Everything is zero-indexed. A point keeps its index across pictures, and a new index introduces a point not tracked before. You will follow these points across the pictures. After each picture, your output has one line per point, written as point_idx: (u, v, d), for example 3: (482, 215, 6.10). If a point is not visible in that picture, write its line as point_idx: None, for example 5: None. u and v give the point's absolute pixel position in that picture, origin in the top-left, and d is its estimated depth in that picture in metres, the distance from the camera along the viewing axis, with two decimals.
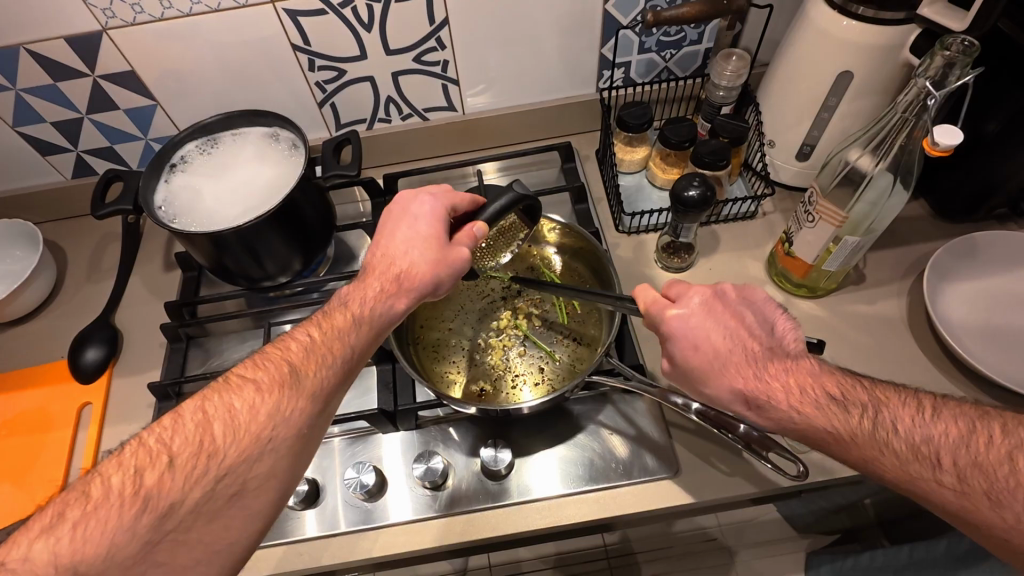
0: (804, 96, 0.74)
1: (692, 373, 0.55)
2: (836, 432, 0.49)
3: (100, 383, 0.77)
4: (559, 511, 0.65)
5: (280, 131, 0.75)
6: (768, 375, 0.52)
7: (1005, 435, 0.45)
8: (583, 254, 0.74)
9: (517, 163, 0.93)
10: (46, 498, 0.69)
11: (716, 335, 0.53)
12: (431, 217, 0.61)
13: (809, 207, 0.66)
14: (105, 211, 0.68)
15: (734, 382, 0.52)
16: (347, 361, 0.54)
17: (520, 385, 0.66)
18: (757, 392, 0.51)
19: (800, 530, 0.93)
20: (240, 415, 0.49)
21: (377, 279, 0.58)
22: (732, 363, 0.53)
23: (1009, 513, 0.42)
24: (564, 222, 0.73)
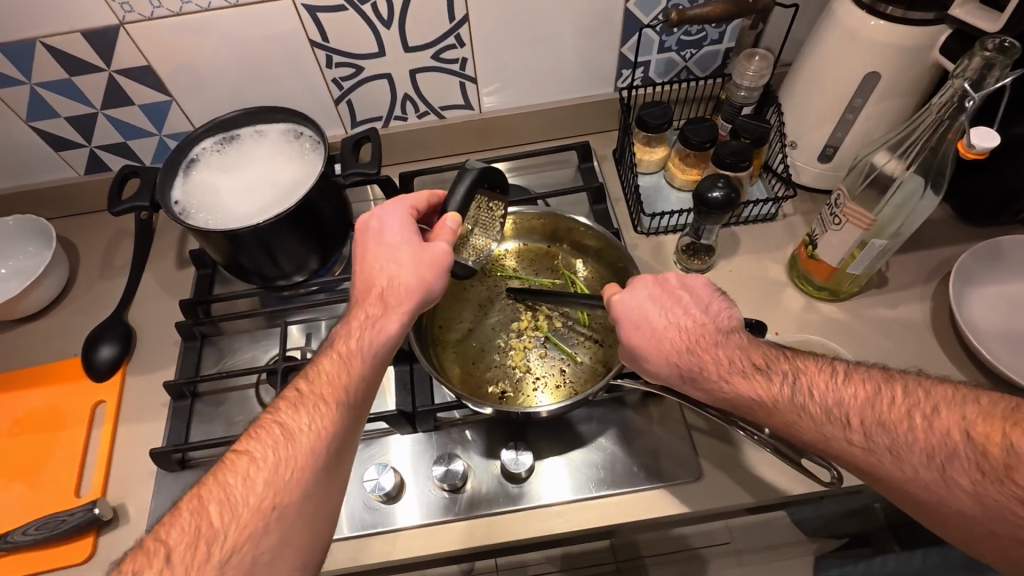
0: (829, 97, 0.73)
1: (634, 352, 0.57)
2: (760, 399, 0.51)
3: (114, 382, 0.76)
4: (584, 515, 0.64)
5: (301, 129, 0.74)
6: (700, 351, 0.54)
7: (907, 396, 0.47)
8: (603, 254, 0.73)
9: (532, 163, 0.93)
10: (57, 499, 0.68)
11: (656, 317, 0.56)
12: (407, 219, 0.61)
13: (836, 209, 0.65)
14: (122, 208, 0.68)
15: (667, 358, 0.55)
16: (342, 404, 0.53)
17: (541, 388, 0.65)
18: (684, 368, 0.54)
19: (809, 534, 0.89)
20: (235, 492, 0.47)
21: (364, 315, 0.57)
22: (666, 340, 0.55)
23: (909, 466, 0.44)
24: (594, 229, 0.70)
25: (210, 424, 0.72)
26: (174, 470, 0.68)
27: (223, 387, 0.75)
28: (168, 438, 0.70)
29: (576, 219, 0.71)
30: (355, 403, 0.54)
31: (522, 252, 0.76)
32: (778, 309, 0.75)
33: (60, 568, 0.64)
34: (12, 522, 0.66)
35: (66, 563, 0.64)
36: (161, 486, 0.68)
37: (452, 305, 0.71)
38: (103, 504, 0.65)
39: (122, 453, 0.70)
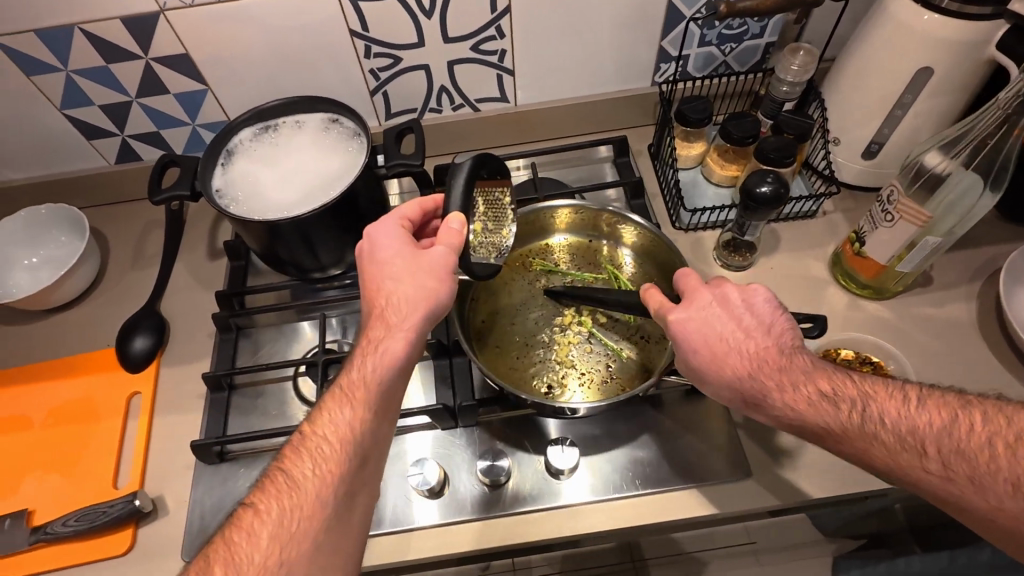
0: (877, 92, 0.72)
1: (694, 371, 0.56)
2: (829, 428, 0.50)
3: (148, 373, 0.75)
4: (631, 511, 0.64)
5: (341, 119, 0.72)
6: (763, 375, 0.53)
7: (987, 422, 0.45)
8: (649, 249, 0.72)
9: (567, 157, 0.92)
10: (94, 491, 0.67)
11: (715, 338, 0.55)
12: (401, 233, 0.61)
13: (888, 206, 0.65)
14: (163, 197, 0.67)
15: (729, 382, 0.54)
16: (348, 445, 0.52)
17: (588, 384, 0.65)
18: (749, 394, 0.53)
19: (828, 534, 0.90)
20: (240, 550, 0.46)
21: (366, 352, 0.56)
22: (728, 362, 0.54)
23: (994, 497, 0.43)
24: (644, 227, 0.69)
25: (248, 417, 0.72)
26: (213, 462, 0.67)
27: (260, 379, 0.74)
28: (207, 430, 0.69)
29: (619, 213, 0.69)
30: (363, 438, 0.52)
31: (565, 247, 0.75)
32: (821, 307, 0.74)
33: (101, 559, 0.63)
34: (51, 513, 0.66)
35: (107, 554, 0.63)
36: (201, 478, 0.67)
37: (494, 300, 0.71)
38: (143, 496, 0.64)
39: (159, 445, 0.70)
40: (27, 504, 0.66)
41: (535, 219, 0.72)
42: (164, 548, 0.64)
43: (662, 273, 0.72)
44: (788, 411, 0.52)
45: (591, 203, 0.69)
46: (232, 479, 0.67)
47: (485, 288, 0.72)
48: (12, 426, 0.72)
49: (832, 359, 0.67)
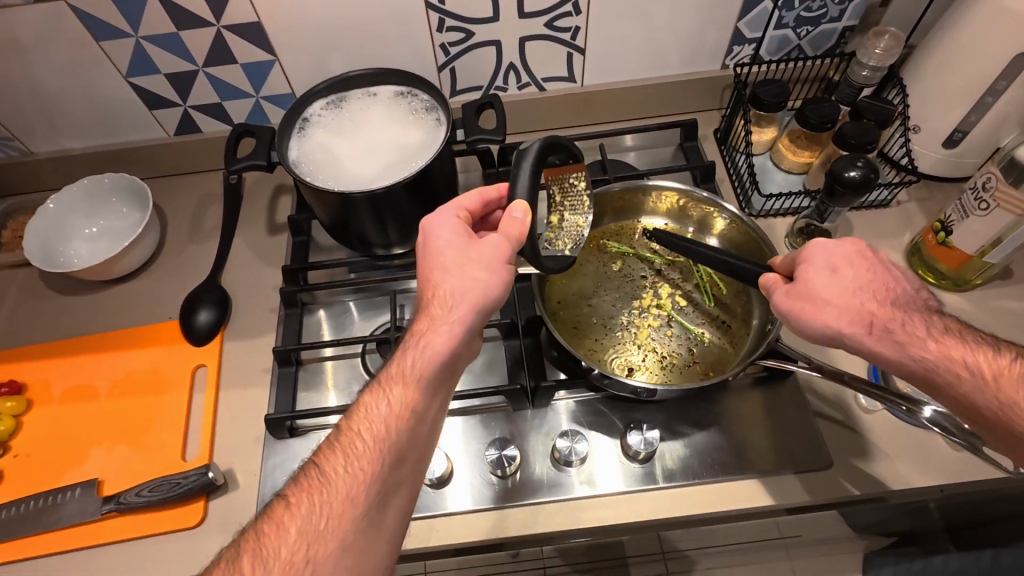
0: (968, 79, 0.70)
1: (822, 294, 0.53)
2: (980, 366, 0.49)
3: (213, 346, 0.74)
4: (709, 499, 0.63)
5: (415, 92, 0.71)
6: (908, 313, 0.52)
7: None
8: (729, 236, 0.71)
9: (631, 141, 0.90)
10: (162, 463, 0.66)
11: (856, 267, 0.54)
12: (460, 224, 0.56)
13: (984, 193, 0.63)
14: (239, 166, 0.66)
15: (860, 307, 0.52)
16: (384, 447, 0.49)
17: (670, 367, 0.63)
18: (887, 322, 0.51)
19: (858, 530, 0.84)
20: (269, 543, 0.45)
21: (408, 346, 0.52)
22: (865, 290, 0.53)
23: None
24: (733, 213, 0.67)
25: (316, 393, 0.71)
26: (283, 437, 0.67)
27: (326, 355, 0.73)
28: (276, 405, 0.68)
29: (704, 197, 0.68)
30: (399, 441, 0.49)
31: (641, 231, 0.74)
32: None
33: (172, 531, 0.63)
34: (120, 485, 0.65)
35: (179, 527, 0.63)
36: (270, 453, 0.66)
37: (570, 281, 0.70)
38: (215, 469, 0.63)
39: (227, 420, 0.69)
40: (96, 474, 0.66)
41: (614, 201, 0.71)
42: (235, 522, 0.63)
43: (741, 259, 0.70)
44: (921, 347, 0.51)
45: (679, 185, 0.68)
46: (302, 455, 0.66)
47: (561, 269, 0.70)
48: (78, 396, 0.71)
49: None
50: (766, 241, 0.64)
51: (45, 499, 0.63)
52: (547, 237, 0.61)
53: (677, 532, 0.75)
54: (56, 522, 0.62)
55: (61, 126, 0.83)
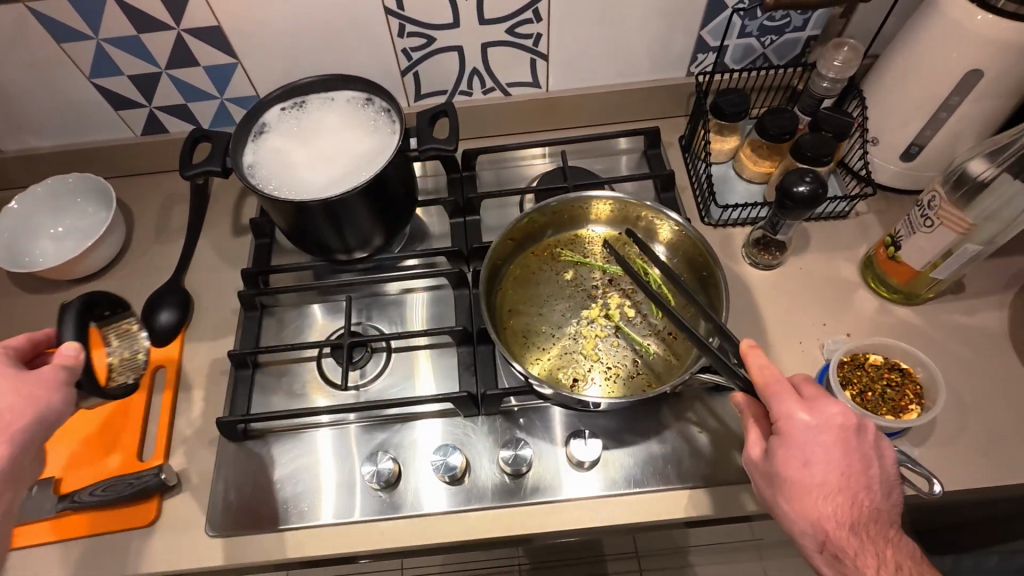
0: (923, 94, 0.70)
1: (784, 479, 0.53)
2: None
3: (173, 347, 0.75)
4: (652, 506, 0.64)
5: (370, 98, 0.71)
6: (860, 531, 0.52)
7: None
8: (675, 243, 0.71)
9: (624, 143, 0.89)
10: (118, 463, 0.67)
11: (830, 468, 0.52)
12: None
13: (929, 210, 0.63)
14: (194, 172, 0.66)
15: (818, 517, 0.52)
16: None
17: (613, 377, 0.64)
18: (833, 538, 0.52)
19: None
20: None
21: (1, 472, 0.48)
22: (830, 501, 0.52)
23: None
24: (683, 227, 0.67)
25: (272, 396, 0.72)
26: (237, 439, 0.68)
27: (285, 358, 0.74)
28: (230, 407, 0.69)
29: (652, 207, 0.68)
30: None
31: (590, 240, 0.74)
32: (850, 312, 0.74)
33: (151, 522, 0.64)
34: (77, 483, 0.66)
35: (157, 516, 0.65)
36: (225, 454, 0.68)
37: (521, 291, 0.70)
38: (169, 469, 0.65)
39: (184, 420, 0.70)
40: (54, 472, 0.67)
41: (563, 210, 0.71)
42: (189, 521, 0.65)
43: (689, 267, 0.71)
44: None
45: (616, 194, 0.68)
46: (257, 458, 0.68)
47: (512, 278, 0.71)
48: None
49: (862, 363, 0.66)
50: (708, 251, 0.64)
51: None
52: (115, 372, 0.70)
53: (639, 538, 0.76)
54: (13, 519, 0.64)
55: (27, 125, 0.84)
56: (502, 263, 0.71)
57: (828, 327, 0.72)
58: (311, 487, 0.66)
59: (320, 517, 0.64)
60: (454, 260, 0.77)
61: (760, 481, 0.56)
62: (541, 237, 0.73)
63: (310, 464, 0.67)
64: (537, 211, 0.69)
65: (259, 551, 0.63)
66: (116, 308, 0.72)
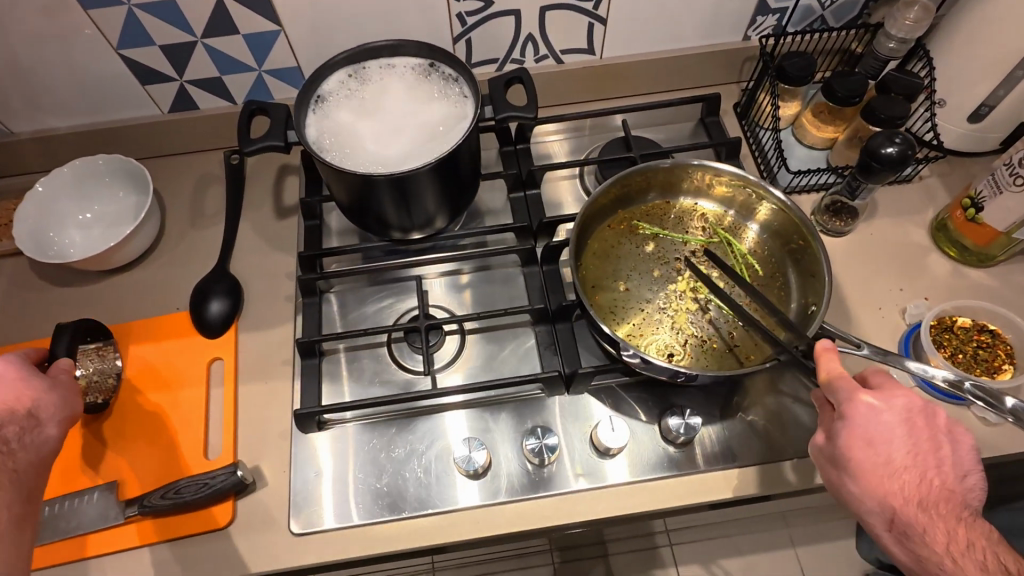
0: (1000, 51, 0.69)
1: (846, 460, 0.50)
2: None
3: (228, 338, 0.71)
4: (750, 480, 0.63)
5: (439, 66, 0.67)
6: (932, 513, 0.48)
7: None
8: (766, 216, 0.69)
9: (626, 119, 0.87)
10: (182, 463, 0.63)
11: (892, 445, 0.49)
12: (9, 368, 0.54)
13: (1017, 170, 0.63)
14: (255, 148, 0.61)
15: (884, 497, 0.49)
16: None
17: (710, 349, 0.62)
18: (901, 519, 0.49)
19: None
20: None
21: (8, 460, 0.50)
22: (896, 479, 0.49)
23: None
24: (775, 197, 0.66)
25: (340, 384, 0.68)
26: (311, 431, 0.64)
27: (349, 345, 0.70)
28: (301, 398, 0.65)
29: (746, 179, 0.67)
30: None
31: (680, 211, 0.72)
32: (925, 276, 0.73)
33: (133, 547, 0.60)
34: (140, 487, 0.62)
35: (144, 542, 0.60)
36: (298, 450, 0.64)
37: (603, 265, 0.68)
38: (243, 466, 0.61)
39: (252, 416, 0.66)
40: (112, 475, 0.63)
41: (652, 178, 0.69)
42: (267, 520, 0.61)
43: (779, 241, 0.69)
44: (937, 561, 0.47)
45: (720, 166, 0.66)
46: (332, 450, 0.64)
47: (593, 250, 0.69)
48: None
49: (950, 327, 0.65)
50: (807, 223, 0.63)
51: (59, 504, 0.60)
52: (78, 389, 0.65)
53: (691, 515, 0.75)
54: (73, 528, 0.60)
55: (45, 104, 0.77)
56: (583, 235, 0.68)
57: (906, 292, 0.72)
58: (394, 477, 0.62)
59: (411, 508, 0.61)
60: (522, 236, 0.74)
61: (823, 464, 0.53)
62: (625, 208, 0.71)
63: (390, 455, 0.63)
64: (621, 180, 0.66)
65: (347, 547, 0.60)
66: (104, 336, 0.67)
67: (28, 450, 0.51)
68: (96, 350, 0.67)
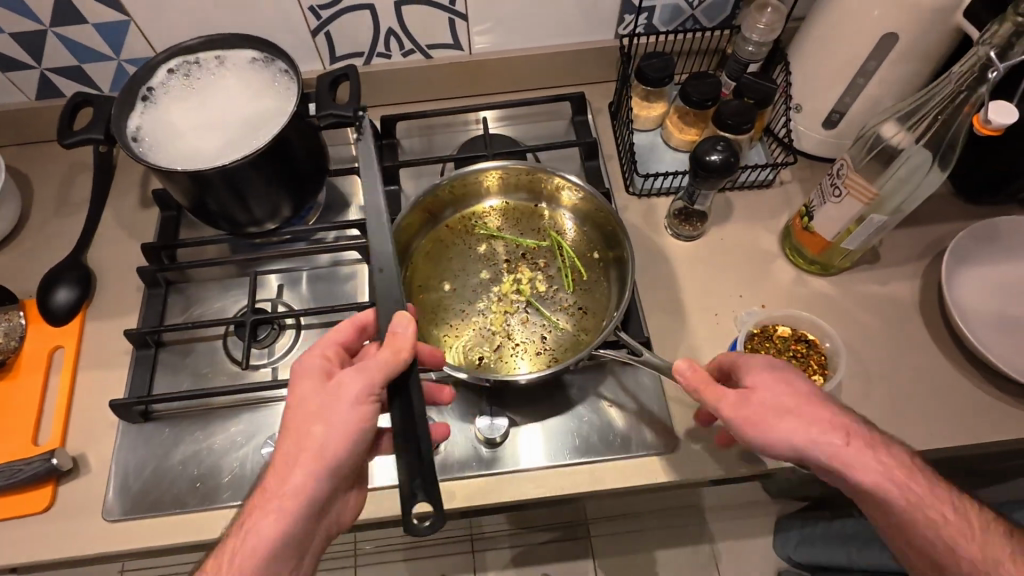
0: (841, 58, 0.69)
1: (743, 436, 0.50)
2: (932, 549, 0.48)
3: (73, 326, 0.72)
4: (553, 481, 0.63)
5: (274, 59, 0.67)
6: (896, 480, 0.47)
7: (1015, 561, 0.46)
8: (581, 209, 0.72)
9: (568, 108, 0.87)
10: (12, 447, 0.65)
11: (801, 405, 0.49)
12: (334, 351, 0.54)
13: (838, 180, 0.63)
14: (75, 140, 0.62)
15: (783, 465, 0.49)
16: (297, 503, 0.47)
17: (518, 354, 0.63)
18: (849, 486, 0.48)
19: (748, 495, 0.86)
20: None
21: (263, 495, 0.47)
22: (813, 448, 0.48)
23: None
24: (581, 186, 0.68)
25: (175, 376, 0.69)
26: (136, 421, 0.65)
27: (189, 336, 0.71)
28: (131, 387, 0.67)
29: (546, 169, 0.69)
30: (294, 532, 0.47)
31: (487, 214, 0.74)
32: (767, 282, 0.73)
33: None
34: None
35: None
36: (124, 438, 0.66)
37: (433, 265, 0.70)
38: (61, 454, 0.62)
39: (86, 405, 0.68)
40: None
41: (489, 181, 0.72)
42: (89, 505, 0.63)
43: (605, 243, 0.71)
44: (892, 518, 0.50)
45: (522, 161, 0.69)
46: (168, 437, 0.66)
47: (425, 250, 0.71)
48: None
49: (770, 335, 0.67)
50: (619, 223, 0.65)
51: None
52: None
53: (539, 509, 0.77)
54: None
55: None
56: (415, 239, 0.70)
57: (745, 298, 0.72)
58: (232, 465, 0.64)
59: (224, 498, 0.62)
60: (368, 233, 0.74)
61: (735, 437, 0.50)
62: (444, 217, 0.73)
63: (211, 447, 0.65)
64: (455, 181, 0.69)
65: (162, 533, 0.61)
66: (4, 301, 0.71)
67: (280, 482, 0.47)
68: None
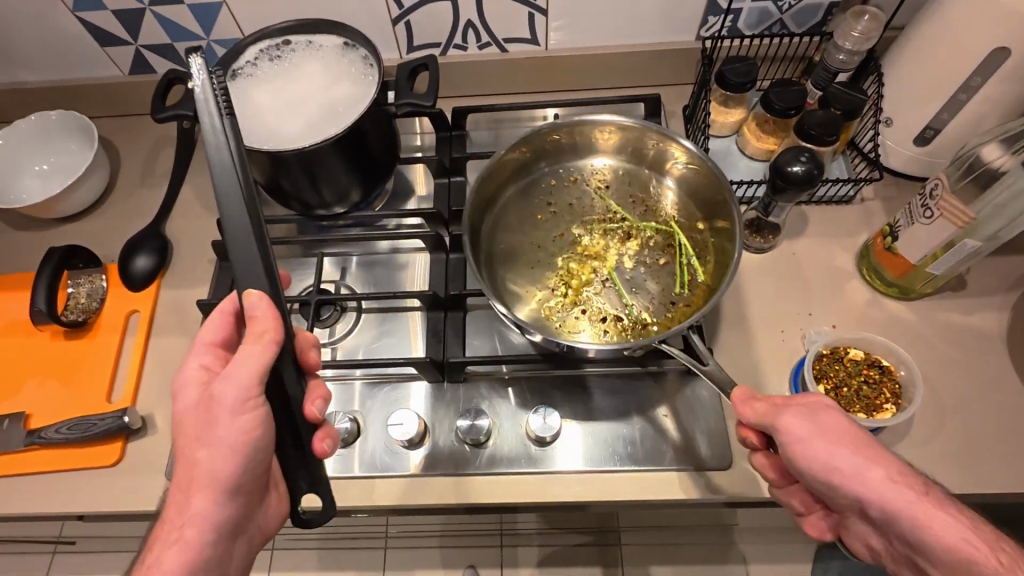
0: (942, 72, 0.65)
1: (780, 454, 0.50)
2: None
3: (149, 292, 0.75)
4: (601, 486, 0.62)
5: (358, 46, 0.68)
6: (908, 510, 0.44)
7: None
8: (694, 190, 0.73)
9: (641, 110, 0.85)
10: (88, 401, 0.68)
11: (833, 440, 0.46)
12: (211, 359, 0.54)
13: (930, 201, 0.60)
14: (166, 115, 0.64)
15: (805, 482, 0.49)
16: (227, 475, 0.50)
17: (583, 324, 0.66)
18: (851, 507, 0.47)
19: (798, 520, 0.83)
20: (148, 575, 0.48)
21: (189, 479, 0.50)
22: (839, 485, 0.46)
23: None
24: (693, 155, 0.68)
25: None
26: None
27: None
28: None
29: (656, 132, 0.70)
30: (228, 501, 0.51)
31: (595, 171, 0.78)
32: (840, 303, 0.70)
33: (41, 471, 0.65)
34: (47, 419, 0.68)
35: (49, 468, 0.65)
36: None
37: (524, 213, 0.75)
38: (132, 413, 0.65)
39: (156, 368, 0.71)
40: (27, 407, 0.68)
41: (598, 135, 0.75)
42: (154, 463, 0.66)
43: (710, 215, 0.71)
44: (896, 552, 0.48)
45: (630, 121, 0.70)
46: None
47: (523, 192, 0.76)
48: (16, 330, 0.73)
49: (840, 358, 0.64)
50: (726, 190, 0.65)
51: None
52: (67, 304, 0.73)
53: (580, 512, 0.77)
54: None
55: (17, 59, 0.83)
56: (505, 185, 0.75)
57: (814, 317, 0.69)
58: None
59: None
60: (433, 223, 0.75)
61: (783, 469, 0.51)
62: (536, 168, 0.77)
63: None
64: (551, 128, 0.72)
65: None
66: (89, 263, 0.75)
67: (202, 470, 0.49)
68: (85, 274, 0.75)
